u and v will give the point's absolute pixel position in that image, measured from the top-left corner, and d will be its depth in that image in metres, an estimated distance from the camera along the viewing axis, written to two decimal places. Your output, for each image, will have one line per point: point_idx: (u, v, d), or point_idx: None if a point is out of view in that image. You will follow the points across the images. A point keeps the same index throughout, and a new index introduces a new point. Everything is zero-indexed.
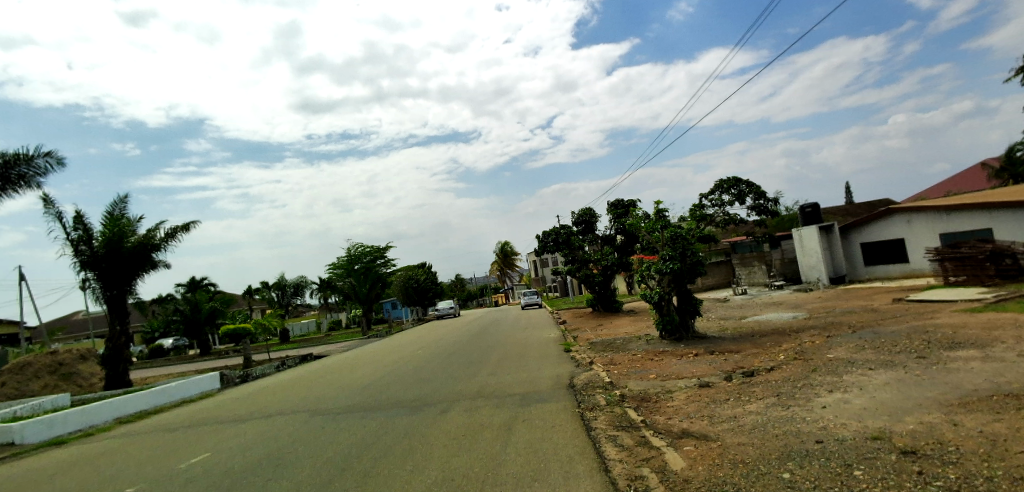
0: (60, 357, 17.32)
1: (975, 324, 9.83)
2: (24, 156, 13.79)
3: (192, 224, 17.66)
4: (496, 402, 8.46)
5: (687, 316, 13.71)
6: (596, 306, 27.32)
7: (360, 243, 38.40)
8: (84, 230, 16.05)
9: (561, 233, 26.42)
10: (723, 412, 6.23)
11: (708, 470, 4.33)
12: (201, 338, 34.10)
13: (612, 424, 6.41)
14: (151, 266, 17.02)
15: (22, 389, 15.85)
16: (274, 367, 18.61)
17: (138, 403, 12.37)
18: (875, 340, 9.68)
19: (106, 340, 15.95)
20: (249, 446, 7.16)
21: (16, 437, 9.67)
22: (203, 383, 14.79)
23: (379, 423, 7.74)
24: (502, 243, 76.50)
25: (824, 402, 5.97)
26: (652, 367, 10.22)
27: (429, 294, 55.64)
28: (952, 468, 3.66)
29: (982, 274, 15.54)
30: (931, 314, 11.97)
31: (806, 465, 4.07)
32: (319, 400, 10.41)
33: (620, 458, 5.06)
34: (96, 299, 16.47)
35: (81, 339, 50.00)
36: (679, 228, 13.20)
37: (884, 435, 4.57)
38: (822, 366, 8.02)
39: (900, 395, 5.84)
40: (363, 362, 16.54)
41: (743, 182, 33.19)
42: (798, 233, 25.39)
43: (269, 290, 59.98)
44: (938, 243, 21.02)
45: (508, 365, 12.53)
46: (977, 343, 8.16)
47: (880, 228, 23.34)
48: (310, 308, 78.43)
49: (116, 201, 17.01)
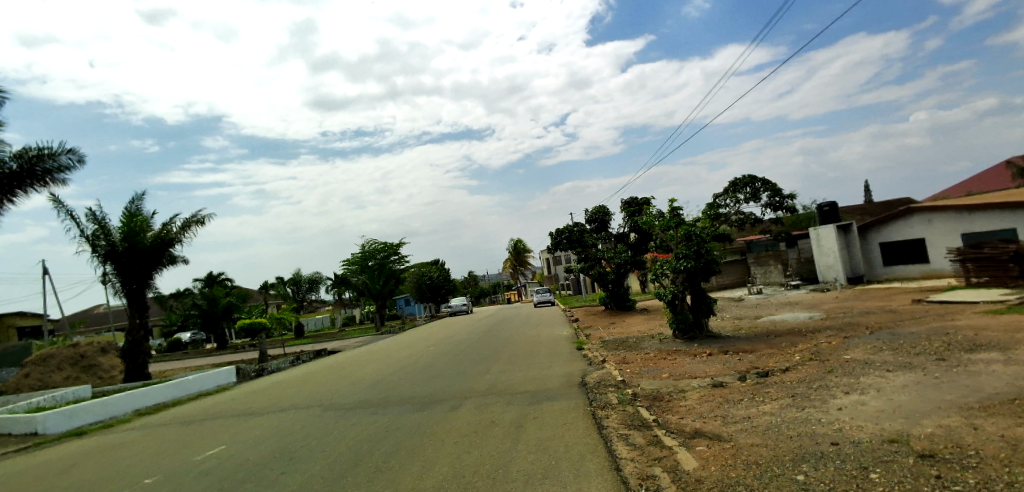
0: (82, 350, 17.72)
1: (997, 326, 9.62)
2: (49, 153, 14.11)
3: (206, 218, 17.84)
4: (506, 400, 8.43)
5: (701, 315, 13.59)
6: (609, 304, 27.20)
7: (373, 240, 38.69)
8: (102, 227, 16.29)
9: (574, 231, 26.35)
10: (736, 413, 6.19)
11: (721, 471, 4.30)
12: (218, 332, 34.64)
13: (624, 423, 6.37)
14: (169, 260, 17.27)
15: (45, 380, 16.25)
16: (289, 361, 18.84)
17: (156, 396, 12.60)
18: (893, 342, 9.51)
19: (126, 334, 16.25)
20: (262, 440, 7.24)
21: (39, 427, 9.92)
22: (220, 376, 15.03)
23: (389, 419, 7.77)
24: (515, 240, 76.43)
25: (839, 404, 5.90)
26: (665, 367, 10.16)
27: (441, 291, 55.94)
28: (971, 472, 3.59)
29: (1005, 276, 15.18)
30: (951, 316, 11.74)
31: (821, 467, 4.03)
32: (332, 395, 10.51)
33: (631, 458, 5.04)
34: (117, 293, 16.80)
35: (102, 332, 51.13)
36: (693, 227, 13.09)
37: (901, 438, 4.50)
38: (838, 367, 7.92)
39: (918, 398, 5.74)
40: (376, 358, 16.66)
41: (757, 179, 32.80)
42: (815, 233, 25.06)
43: (284, 285, 60.71)
44: (960, 243, 20.61)
45: (518, 363, 12.51)
46: (999, 345, 7.99)
47: (900, 228, 22.95)
48: (325, 304, 79.33)
49: (132, 197, 17.13)
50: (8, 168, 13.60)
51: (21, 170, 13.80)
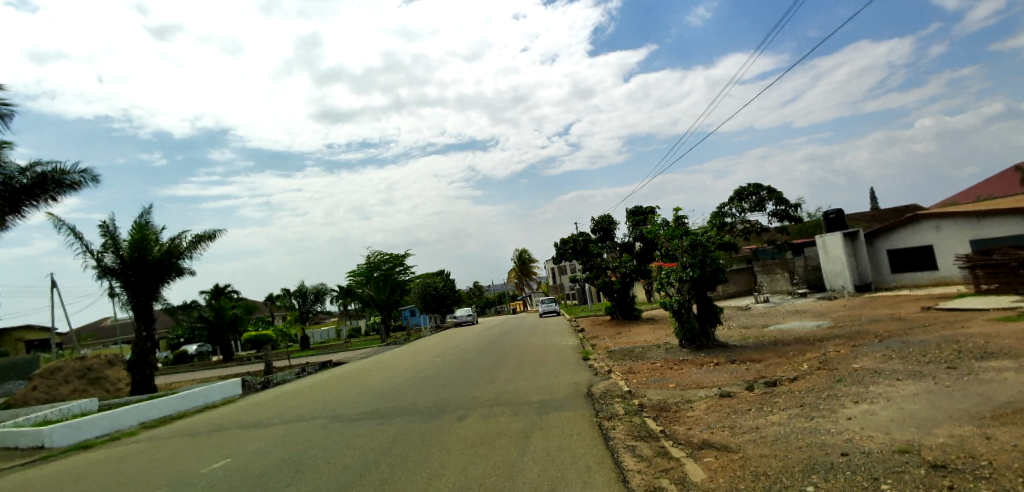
0: (89, 362, 17.75)
1: (1009, 334, 9.47)
2: (61, 171, 14.34)
3: (215, 232, 17.93)
4: (512, 410, 8.42)
5: (708, 324, 13.46)
6: (615, 314, 26.97)
7: (379, 251, 39.01)
8: (112, 240, 16.43)
9: (579, 240, 26.31)
10: (744, 423, 6.12)
11: (729, 482, 4.27)
12: (225, 344, 34.68)
13: (631, 434, 6.34)
14: (177, 273, 17.37)
15: (52, 393, 16.30)
16: (294, 373, 18.80)
17: (162, 408, 12.60)
18: (903, 350, 9.40)
19: (133, 346, 16.33)
20: (269, 451, 7.25)
21: (45, 440, 9.93)
22: (226, 388, 15.03)
23: (396, 429, 7.79)
24: (520, 249, 76.26)
25: (849, 413, 5.84)
26: (672, 376, 10.09)
27: (447, 302, 55.52)
28: (984, 483, 3.53)
29: (1015, 282, 14.98)
30: (961, 323, 11.62)
31: (831, 479, 3.98)
32: (339, 406, 10.49)
33: (639, 469, 5.00)
34: (124, 306, 16.88)
35: (109, 345, 51.36)
36: (699, 235, 13.02)
37: (913, 448, 4.43)
38: (847, 376, 7.84)
39: (929, 407, 5.68)
40: (382, 369, 16.59)
41: (762, 188, 32.70)
42: (822, 240, 24.84)
43: (289, 296, 60.84)
44: (969, 249, 20.45)
45: (525, 373, 12.44)
46: (1011, 353, 7.89)
47: (907, 234, 22.80)
48: (331, 316, 79.43)
49: (141, 211, 17.26)
50: (19, 181, 13.77)
51: (30, 185, 13.96)
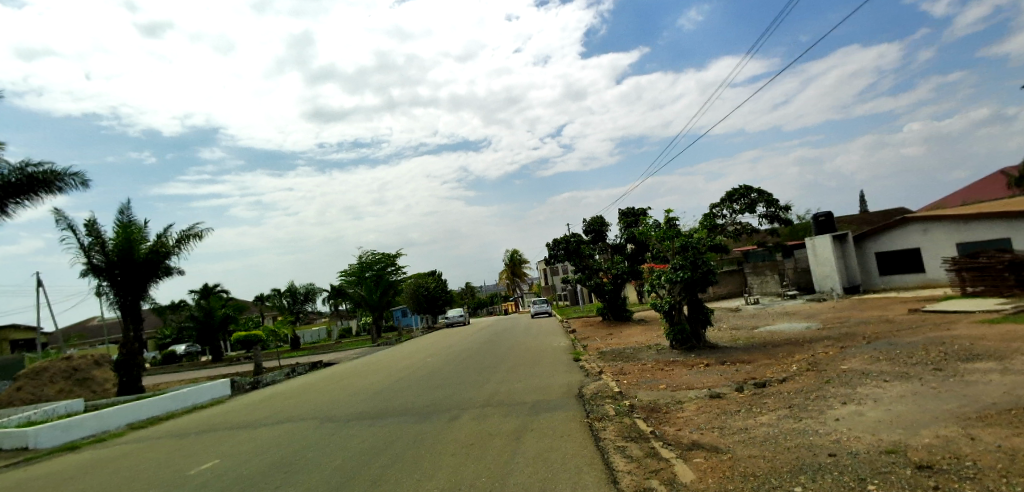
0: (76, 363, 17.51)
1: (994, 336, 9.59)
2: (53, 173, 14.19)
3: (203, 231, 17.76)
4: (505, 411, 8.42)
5: (699, 325, 13.52)
6: (607, 315, 26.91)
7: (371, 250, 38.79)
8: (99, 238, 16.22)
9: (571, 241, 26.25)
10: (734, 424, 6.15)
11: (719, 483, 4.27)
12: (214, 344, 34.36)
13: (622, 435, 6.34)
14: (165, 272, 17.19)
15: (38, 394, 16.07)
16: (284, 373, 18.68)
17: (149, 409, 12.45)
18: (890, 351, 9.51)
19: (120, 346, 16.13)
20: (258, 454, 7.14)
21: (31, 441, 9.78)
22: (215, 389, 14.92)
23: (388, 430, 7.72)
24: (512, 250, 76.35)
25: (837, 414, 5.89)
26: (663, 377, 10.13)
27: (439, 302, 54.74)
28: (969, 483, 3.58)
29: (1001, 285, 15.19)
30: (948, 326, 11.75)
31: (819, 479, 4.01)
32: (330, 407, 10.38)
33: (629, 469, 5.02)
34: (111, 305, 16.72)
35: (95, 345, 50.79)
36: (690, 237, 13.10)
37: (899, 449, 4.48)
38: (836, 377, 7.91)
39: (917, 408, 5.73)
40: (375, 370, 16.50)
41: (754, 190, 32.93)
42: (812, 242, 25.00)
43: (280, 297, 60.51)
44: (956, 252, 20.74)
45: (518, 374, 12.42)
46: (995, 354, 8.02)
47: (896, 237, 23.03)
48: (322, 316, 79.01)
49: (123, 208, 17.04)
50: (9, 178, 13.60)
51: (18, 183, 13.77)
